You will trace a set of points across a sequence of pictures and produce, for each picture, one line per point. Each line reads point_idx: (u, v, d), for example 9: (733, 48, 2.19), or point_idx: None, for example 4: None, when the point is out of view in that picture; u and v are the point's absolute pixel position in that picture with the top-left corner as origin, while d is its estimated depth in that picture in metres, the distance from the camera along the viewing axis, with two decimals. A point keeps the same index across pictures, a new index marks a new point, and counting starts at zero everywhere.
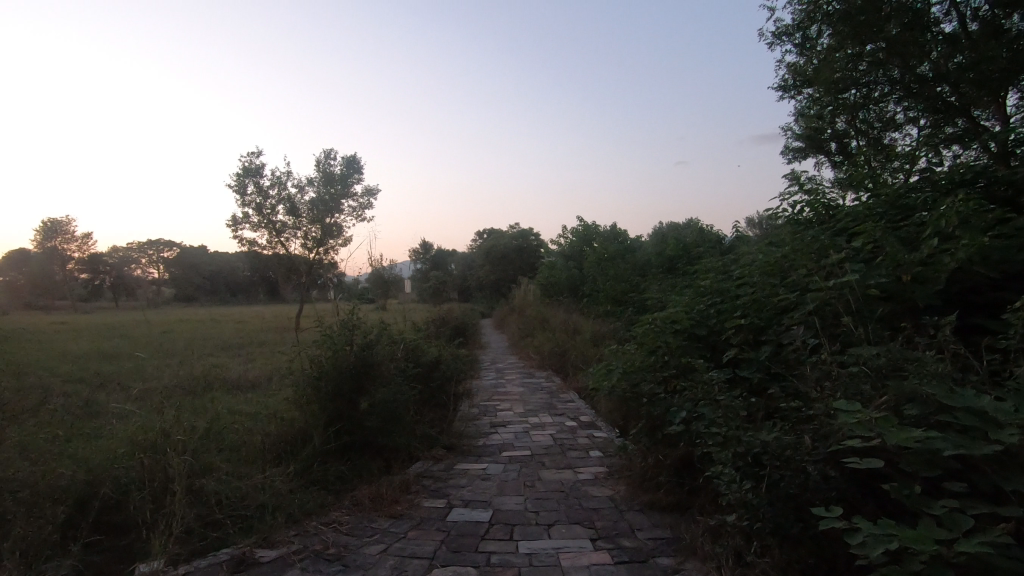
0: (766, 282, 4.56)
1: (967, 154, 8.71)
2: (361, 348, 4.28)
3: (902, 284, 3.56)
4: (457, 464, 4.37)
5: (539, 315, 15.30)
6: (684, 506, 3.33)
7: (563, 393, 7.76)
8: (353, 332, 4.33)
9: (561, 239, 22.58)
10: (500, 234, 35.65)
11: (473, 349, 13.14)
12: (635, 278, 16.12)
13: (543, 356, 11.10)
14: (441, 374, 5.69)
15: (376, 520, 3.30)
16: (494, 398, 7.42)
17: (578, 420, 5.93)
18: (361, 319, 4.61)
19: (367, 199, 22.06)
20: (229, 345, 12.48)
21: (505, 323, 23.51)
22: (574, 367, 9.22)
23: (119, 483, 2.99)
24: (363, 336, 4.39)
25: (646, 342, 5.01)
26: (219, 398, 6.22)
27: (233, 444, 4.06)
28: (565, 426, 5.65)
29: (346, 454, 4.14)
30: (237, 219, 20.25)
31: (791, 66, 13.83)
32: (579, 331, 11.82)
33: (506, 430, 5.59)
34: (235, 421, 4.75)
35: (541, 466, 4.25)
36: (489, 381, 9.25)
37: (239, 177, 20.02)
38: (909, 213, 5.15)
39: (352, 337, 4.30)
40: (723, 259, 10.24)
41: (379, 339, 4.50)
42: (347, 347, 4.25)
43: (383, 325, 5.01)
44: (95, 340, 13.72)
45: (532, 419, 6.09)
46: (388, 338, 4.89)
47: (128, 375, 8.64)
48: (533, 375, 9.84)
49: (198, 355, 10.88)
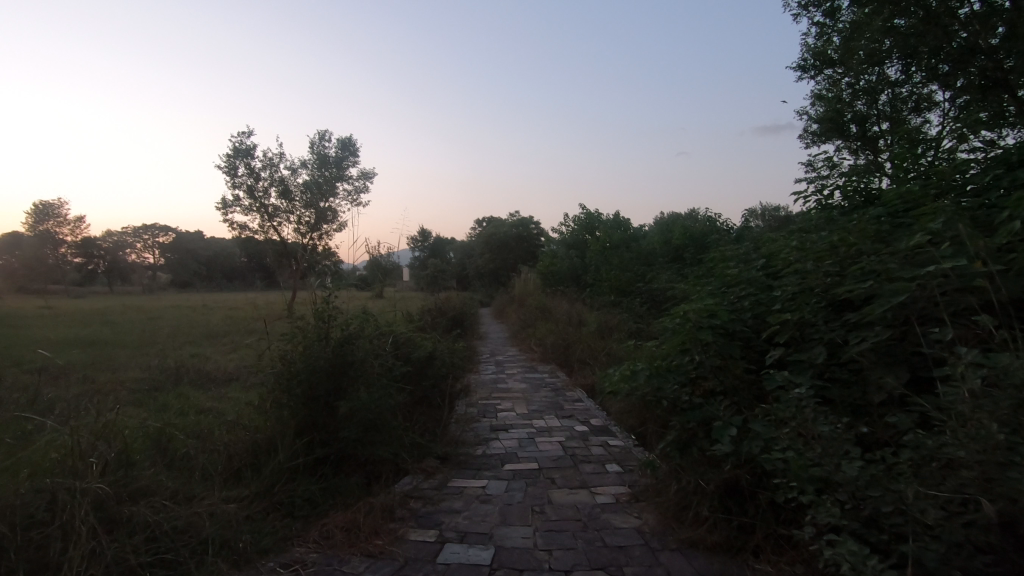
0: (814, 271, 3.91)
1: (1011, 134, 8.02)
2: (338, 343, 3.65)
3: (998, 274, 2.89)
4: (452, 480, 3.71)
5: (541, 305, 14.63)
6: (732, 548, 2.68)
7: (570, 390, 7.13)
8: (328, 325, 3.69)
9: (563, 227, 21.87)
10: (500, 222, 34.94)
11: (472, 340, 12.45)
12: (641, 268, 15.42)
13: (546, 348, 10.46)
14: (434, 371, 5.04)
15: (348, 561, 2.64)
16: (495, 396, 6.78)
17: (589, 424, 5.28)
18: (340, 309, 3.97)
19: (362, 182, 21.34)
20: (212, 335, 11.66)
21: (505, 313, 22.85)
22: (580, 362, 8.58)
23: (15, 518, 2.34)
24: (341, 329, 3.75)
25: (670, 338, 4.38)
26: (189, 396, 5.53)
27: (184, 457, 3.41)
28: (575, 432, 4.99)
29: (319, 469, 3.49)
30: (228, 202, 19.52)
31: (812, 44, 13.20)
32: (584, 323, 11.17)
33: (509, 435, 4.93)
34: (196, 427, 4.07)
35: (551, 485, 3.59)
36: (489, 376, 8.60)
37: (229, 158, 19.26)
38: (972, 192, 4.49)
39: (327, 330, 3.66)
40: (739, 247, 9.63)
41: (359, 332, 3.85)
42: (321, 343, 3.63)
43: (368, 316, 4.36)
44: (74, 327, 12.91)
45: (537, 422, 5.43)
46: (372, 331, 4.23)
47: (98, 368, 7.88)
48: (535, 369, 9.21)
49: (179, 344, 10.14)
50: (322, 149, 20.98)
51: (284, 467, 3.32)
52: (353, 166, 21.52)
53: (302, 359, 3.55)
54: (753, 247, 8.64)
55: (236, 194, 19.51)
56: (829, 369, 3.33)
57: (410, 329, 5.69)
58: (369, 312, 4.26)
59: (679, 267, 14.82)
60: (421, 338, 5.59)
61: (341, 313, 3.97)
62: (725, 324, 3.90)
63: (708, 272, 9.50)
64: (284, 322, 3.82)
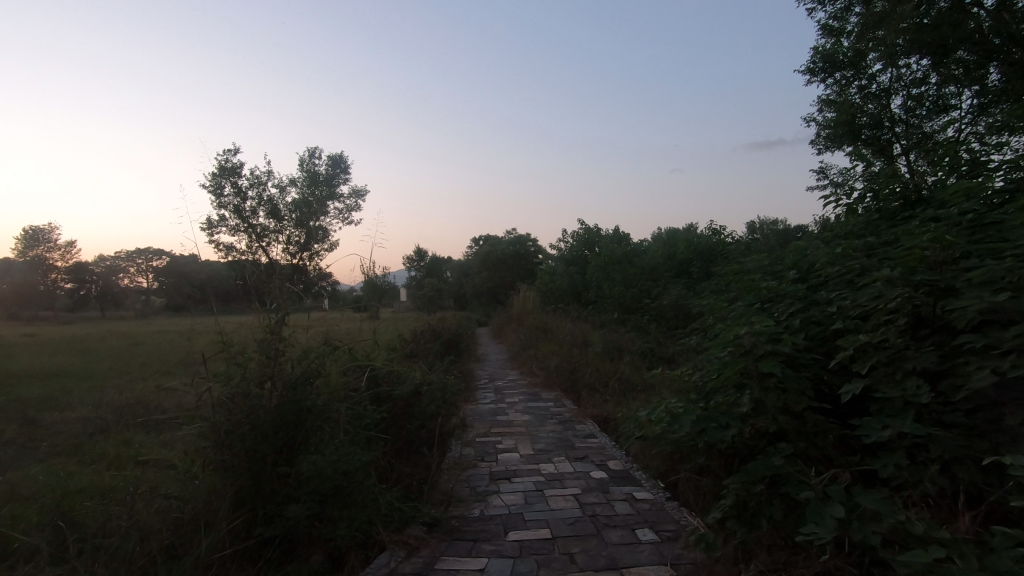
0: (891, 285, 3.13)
1: None
2: (286, 387, 2.84)
3: None
4: (441, 558, 2.87)
5: (541, 324, 13.82)
6: None
7: (579, 423, 6.29)
8: (274, 366, 2.87)
9: (561, 243, 21.20)
10: (497, 241, 34.34)
11: (469, 364, 11.59)
12: (646, 283, 14.67)
13: (549, 373, 9.62)
14: (420, 412, 4.20)
15: None
16: (495, 432, 5.93)
17: (607, 469, 4.43)
18: (294, 341, 3.17)
19: (354, 200, 20.68)
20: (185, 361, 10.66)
21: (503, 332, 22.04)
22: (586, 389, 7.76)
23: None
24: (291, 369, 2.94)
25: (709, 368, 3.58)
26: (132, 444, 4.63)
27: (80, 547, 2.54)
28: (592, 481, 4.15)
29: (263, 553, 2.65)
30: (213, 222, 18.74)
31: (820, 48, 12.69)
32: (589, 344, 10.36)
33: (513, 486, 4.07)
34: (109, 496, 3.17)
35: (572, 567, 2.74)
36: (488, 406, 7.76)
37: (215, 177, 18.52)
38: None
39: (273, 371, 2.85)
40: (755, 260, 8.95)
41: (316, 371, 3.04)
42: (266, 387, 2.82)
43: (331, 350, 3.56)
44: (40, 355, 11.70)
45: (545, 466, 4.58)
46: (335, 368, 3.41)
47: (43, 406, 6.85)
48: (539, 396, 8.39)
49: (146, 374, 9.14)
50: (312, 168, 20.44)
51: (212, 554, 2.47)
52: (345, 184, 20.92)
53: (243, 408, 2.74)
54: (770, 259, 7.99)
55: (223, 214, 18.75)
56: (933, 411, 2.55)
57: (394, 357, 4.89)
58: (331, 345, 3.46)
59: (687, 281, 14.09)
60: (407, 369, 4.78)
61: (295, 348, 3.17)
62: (785, 352, 3.09)
63: (722, 288, 8.80)
64: (217, 361, 3.00)
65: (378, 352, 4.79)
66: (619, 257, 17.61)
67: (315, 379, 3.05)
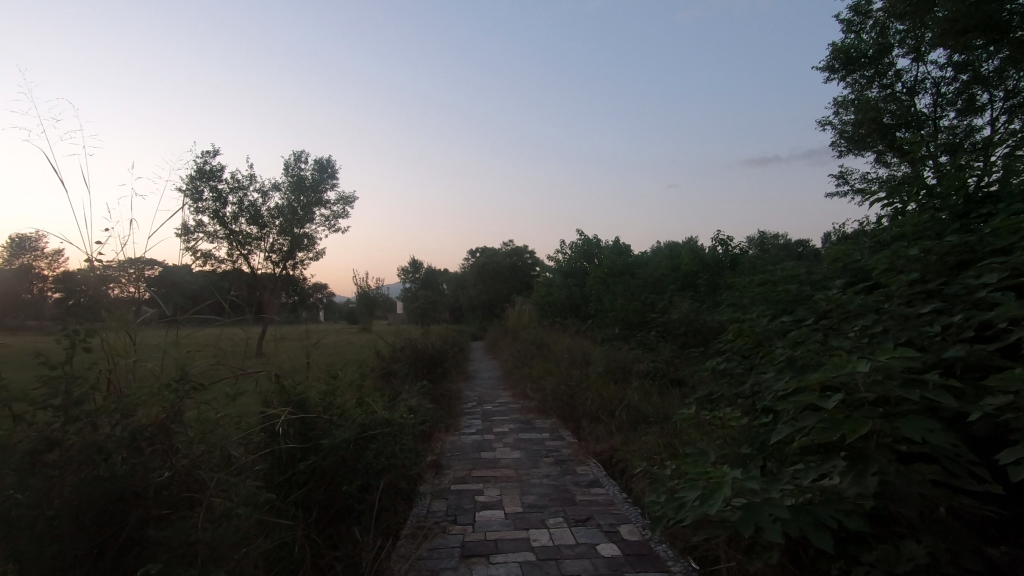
0: None
1: None
2: (94, 459, 2.15)
3: None
4: None
5: (537, 339, 12.72)
6: None
7: (580, 464, 5.17)
8: (70, 430, 2.14)
9: (558, 254, 20.19)
10: (492, 253, 33.33)
11: (456, 386, 10.45)
12: (650, 296, 13.63)
13: (544, 397, 8.49)
14: (364, 465, 3.16)
15: None
16: (477, 476, 4.79)
17: (621, 542, 3.29)
18: (120, 390, 2.43)
19: (341, 206, 19.64)
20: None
21: (498, 348, 20.86)
22: (587, 419, 6.68)
23: None
24: (102, 432, 2.22)
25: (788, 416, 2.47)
26: None
27: None
28: (600, 563, 3.01)
29: None
30: (189, 228, 17.64)
31: (838, 44, 11.86)
32: (590, 363, 9.27)
33: (491, 570, 2.95)
34: None
35: None
36: (473, 437, 6.62)
37: (193, 180, 17.45)
38: None
39: (68, 439, 2.13)
40: (777, 269, 7.98)
41: (147, 430, 2.32)
42: (59, 461, 2.09)
43: (194, 391, 2.61)
44: None
45: (537, 533, 3.44)
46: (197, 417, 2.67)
47: None
48: (532, 424, 7.27)
49: None
50: (297, 172, 19.36)
51: None
52: (332, 189, 19.86)
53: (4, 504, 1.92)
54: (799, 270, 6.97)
55: (200, 219, 17.64)
56: None
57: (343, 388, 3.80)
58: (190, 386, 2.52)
59: (694, 295, 13.05)
60: (355, 404, 3.69)
61: (122, 395, 2.41)
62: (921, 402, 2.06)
63: (743, 302, 7.78)
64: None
65: (321, 383, 3.70)
66: (619, 269, 16.60)
67: (149, 439, 2.33)
